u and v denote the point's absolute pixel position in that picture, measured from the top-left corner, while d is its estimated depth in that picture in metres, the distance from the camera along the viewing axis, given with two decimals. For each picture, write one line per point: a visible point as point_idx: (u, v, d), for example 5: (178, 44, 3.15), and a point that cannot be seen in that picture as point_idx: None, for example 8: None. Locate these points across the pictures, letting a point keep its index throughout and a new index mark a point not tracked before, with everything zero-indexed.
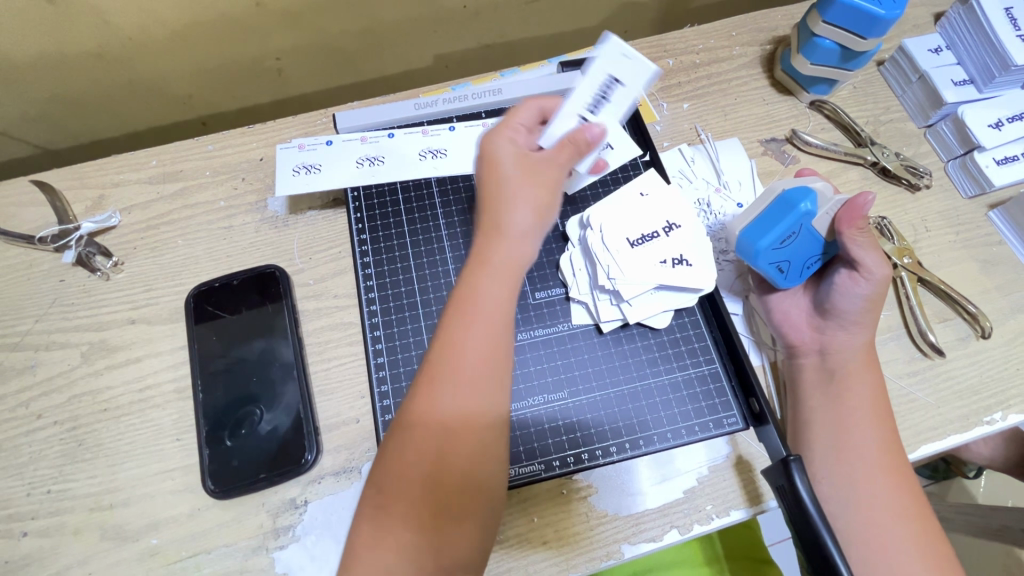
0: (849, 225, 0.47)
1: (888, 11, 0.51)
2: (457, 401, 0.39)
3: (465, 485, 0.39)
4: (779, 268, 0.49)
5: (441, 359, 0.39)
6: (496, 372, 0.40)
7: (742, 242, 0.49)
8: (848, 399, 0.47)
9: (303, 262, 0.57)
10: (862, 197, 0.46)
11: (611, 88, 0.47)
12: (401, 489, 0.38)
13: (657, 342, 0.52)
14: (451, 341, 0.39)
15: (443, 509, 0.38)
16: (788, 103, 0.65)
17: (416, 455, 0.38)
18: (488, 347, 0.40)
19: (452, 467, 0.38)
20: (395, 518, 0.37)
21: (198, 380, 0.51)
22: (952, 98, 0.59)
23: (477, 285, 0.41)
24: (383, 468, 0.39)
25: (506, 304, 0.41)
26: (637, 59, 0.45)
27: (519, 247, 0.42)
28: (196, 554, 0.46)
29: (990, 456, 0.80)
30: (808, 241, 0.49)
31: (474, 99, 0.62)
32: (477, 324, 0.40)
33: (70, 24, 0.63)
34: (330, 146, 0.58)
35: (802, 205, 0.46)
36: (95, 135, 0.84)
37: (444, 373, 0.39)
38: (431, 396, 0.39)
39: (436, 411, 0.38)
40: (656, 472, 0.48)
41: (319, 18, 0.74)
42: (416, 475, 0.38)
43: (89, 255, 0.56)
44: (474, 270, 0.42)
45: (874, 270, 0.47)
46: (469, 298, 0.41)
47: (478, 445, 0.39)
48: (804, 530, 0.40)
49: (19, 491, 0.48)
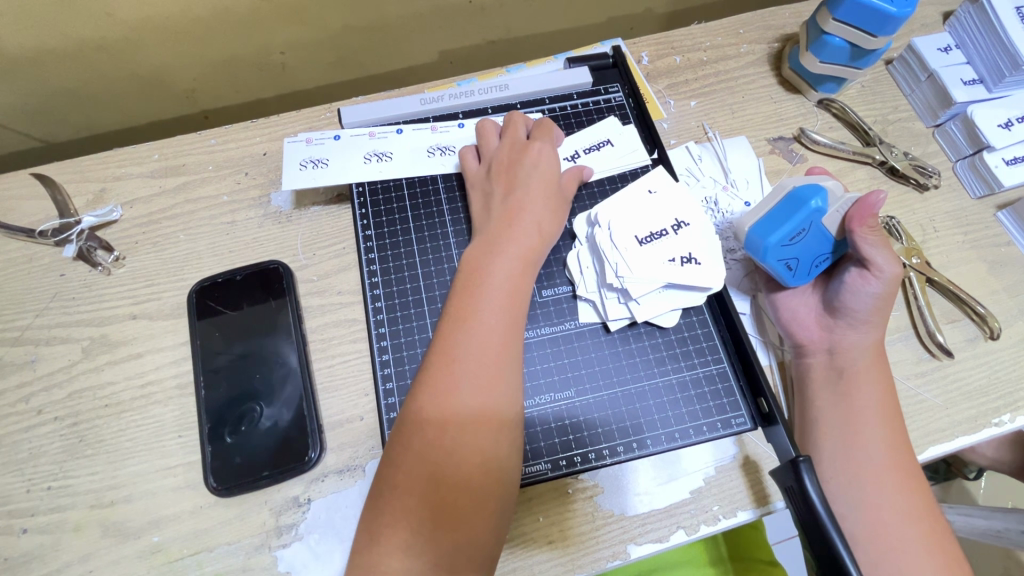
0: (860, 224, 0.45)
1: (899, 9, 0.51)
2: (472, 369, 0.41)
3: (479, 473, 0.39)
4: (787, 265, 0.49)
5: (453, 332, 0.43)
6: (509, 342, 0.43)
7: (751, 237, 0.48)
8: (857, 399, 0.47)
9: (307, 258, 0.56)
10: (873, 196, 0.44)
11: (603, 145, 0.58)
12: (416, 464, 0.39)
13: (665, 341, 0.51)
14: (463, 313, 0.44)
15: (457, 502, 0.38)
16: (796, 102, 0.64)
17: (431, 430, 0.40)
18: (501, 322, 0.44)
19: (466, 438, 0.40)
20: (410, 495, 0.38)
21: (200, 377, 0.50)
22: (962, 98, 0.59)
23: (488, 266, 0.46)
24: (399, 447, 0.40)
25: (516, 283, 0.46)
26: (631, 137, 0.58)
27: (529, 238, 0.49)
28: (198, 552, 0.46)
29: (993, 457, 0.79)
30: (817, 239, 0.48)
31: (480, 94, 0.61)
32: (489, 300, 0.44)
33: (72, 16, 0.62)
34: (338, 141, 0.57)
35: (812, 202, 0.46)
36: (97, 129, 0.83)
37: (456, 343, 0.42)
38: (448, 379, 0.41)
39: (449, 381, 0.41)
40: (663, 472, 0.48)
41: (324, 13, 0.73)
42: (431, 447, 0.39)
43: (91, 249, 0.56)
44: (488, 258, 0.47)
45: (884, 268, 0.46)
46: (480, 278, 0.46)
47: (495, 429, 0.40)
48: (813, 532, 0.39)
49: (20, 487, 0.48)
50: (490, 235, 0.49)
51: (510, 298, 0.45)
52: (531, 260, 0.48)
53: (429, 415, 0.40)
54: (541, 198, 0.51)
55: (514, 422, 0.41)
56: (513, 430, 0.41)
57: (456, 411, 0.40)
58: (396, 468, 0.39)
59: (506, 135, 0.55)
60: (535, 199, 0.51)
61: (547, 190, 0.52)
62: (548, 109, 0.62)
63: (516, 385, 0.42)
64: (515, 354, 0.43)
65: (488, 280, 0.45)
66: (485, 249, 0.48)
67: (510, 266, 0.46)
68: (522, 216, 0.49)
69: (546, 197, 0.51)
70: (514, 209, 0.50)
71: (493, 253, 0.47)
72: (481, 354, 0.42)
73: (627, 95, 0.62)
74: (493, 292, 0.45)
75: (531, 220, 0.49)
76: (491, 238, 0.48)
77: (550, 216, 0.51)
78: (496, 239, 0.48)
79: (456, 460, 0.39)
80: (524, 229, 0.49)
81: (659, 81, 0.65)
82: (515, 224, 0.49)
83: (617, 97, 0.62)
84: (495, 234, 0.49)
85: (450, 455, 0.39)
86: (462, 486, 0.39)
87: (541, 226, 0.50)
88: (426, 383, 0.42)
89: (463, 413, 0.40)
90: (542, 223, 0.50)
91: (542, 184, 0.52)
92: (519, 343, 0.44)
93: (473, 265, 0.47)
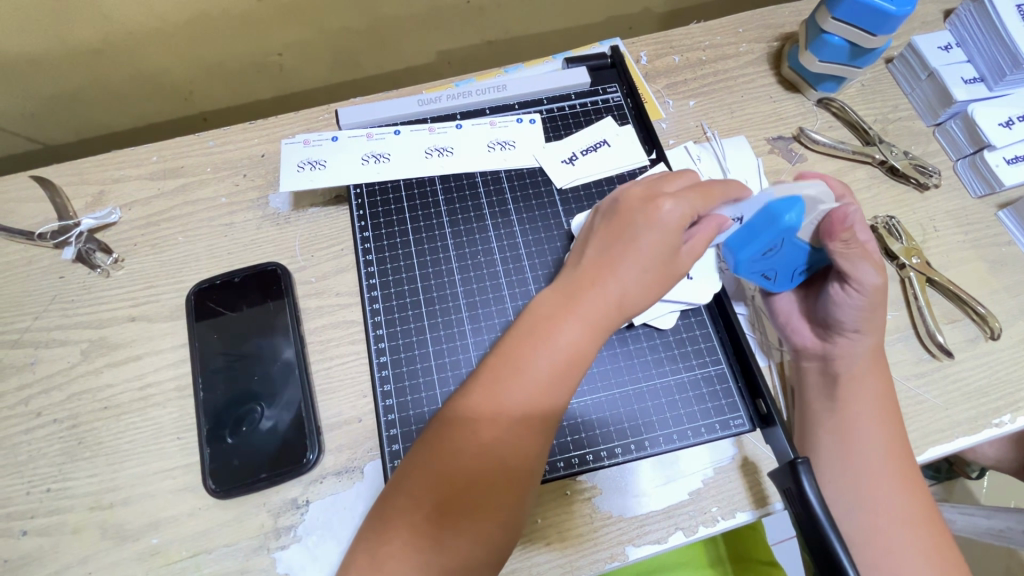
0: (831, 238, 0.45)
1: (898, 8, 0.50)
2: (509, 421, 0.38)
3: (478, 519, 0.37)
4: (765, 276, 0.50)
5: (503, 375, 0.39)
6: (552, 406, 0.39)
7: (726, 252, 0.49)
8: (856, 403, 0.46)
9: (305, 259, 0.56)
10: (843, 210, 0.44)
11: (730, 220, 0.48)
12: (424, 475, 0.38)
13: (663, 342, 0.51)
14: (516, 362, 0.39)
15: (445, 533, 0.37)
16: (795, 101, 0.64)
17: (446, 461, 0.38)
18: (550, 385, 0.39)
19: (478, 481, 0.38)
20: (409, 513, 0.37)
21: (199, 378, 0.50)
22: (962, 96, 0.58)
23: (559, 325, 0.40)
24: (415, 462, 0.39)
25: (580, 356, 0.40)
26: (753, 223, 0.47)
27: (609, 303, 0.41)
28: (197, 554, 0.46)
29: (996, 458, 0.78)
30: (792, 251, 0.47)
31: (477, 95, 0.61)
32: (547, 361, 0.39)
33: (70, 16, 0.62)
34: (335, 142, 0.57)
35: (784, 219, 0.43)
36: (97, 131, 0.83)
37: (501, 390, 0.39)
38: (484, 422, 0.38)
39: (486, 416, 0.38)
40: (663, 473, 0.48)
41: (323, 13, 0.73)
42: (438, 466, 0.38)
43: (89, 251, 0.56)
44: (557, 313, 0.41)
45: (866, 281, 0.46)
46: (546, 332, 0.40)
47: (510, 489, 0.38)
48: (812, 535, 0.39)
49: (19, 489, 0.48)
50: (569, 287, 0.42)
51: (567, 367, 0.40)
52: (603, 332, 0.41)
53: (459, 446, 0.38)
54: (648, 260, 0.42)
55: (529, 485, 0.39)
56: (529, 493, 0.39)
57: (479, 454, 0.38)
58: (407, 480, 0.38)
59: (652, 182, 0.46)
60: (634, 257, 0.42)
61: (664, 260, 0.42)
62: (545, 110, 0.62)
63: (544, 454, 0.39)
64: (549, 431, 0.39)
65: (551, 339, 0.40)
66: (559, 299, 0.41)
67: (579, 332, 0.40)
68: (612, 280, 0.41)
69: (653, 265, 0.42)
70: (604, 260, 0.42)
71: (565, 309, 0.41)
72: (520, 408, 0.38)
73: (625, 95, 0.62)
74: (553, 357, 0.39)
75: (619, 281, 0.41)
76: (568, 290, 0.42)
77: (645, 291, 0.42)
78: (573, 291, 0.41)
79: (459, 493, 0.37)
80: (607, 292, 0.41)
81: (658, 81, 0.65)
82: (599, 282, 0.41)
83: (615, 97, 0.62)
84: (574, 286, 0.42)
85: (454, 479, 0.37)
86: (455, 521, 0.37)
87: (628, 291, 0.41)
88: (464, 413, 0.39)
89: (484, 454, 0.38)
90: (631, 288, 0.41)
91: (662, 247, 0.42)
92: (562, 413, 0.40)
93: (543, 316, 0.41)
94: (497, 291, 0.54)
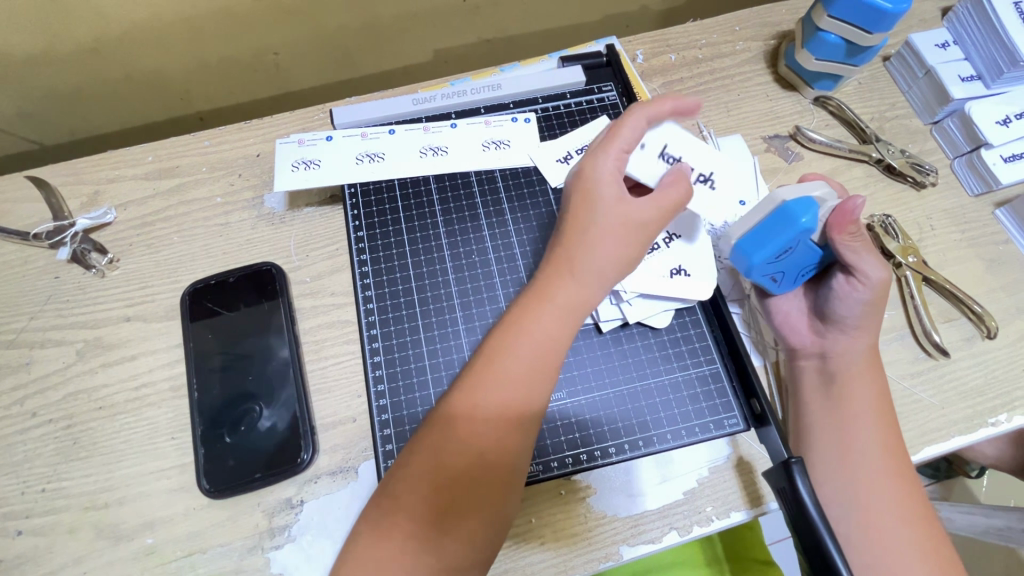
0: (840, 230, 0.45)
1: (893, 6, 0.50)
2: (489, 413, 0.39)
3: (469, 510, 0.37)
4: (772, 278, 0.49)
5: (481, 369, 0.40)
6: (535, 393, 0.40)
7: (738, 255, 0.47)
8: (850, 402, 0.46)
9: (300, 260, 0.56)
10: (851, 201, 0.44)
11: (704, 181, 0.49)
12: (413, 476, 0.38)
13: (657, 342, 0.51)
14: (494, 356, 0.40)
15: (439, 529, 0.37)
16: (792, 99, 0.64)
17: (432, 456, 0.38)
18: (528, 372, 0.40)
19: (464, 476, 0.38)
20: (402, 515, 0.37)
21: (194, 378, 0.50)
22: (960, 94, 0.58)
23: (532, 316, 0.41)
24: (403, 461, 0.39)
25: (555, 341, 0.41)
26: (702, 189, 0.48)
27: (582, 290, 0.42)
28: (192, 554, 0.46)
29: (997, 456, 0.77)
30: (803, 253, 0.47)
31: (472, 95, 0.61)
32: (522, 350, 0.40)
33: (64, 16, 0.62)
34: (330, 142, 0.57)
35: (802, 220, 0.43)
36: (93, 130, 0.83)
37: (480, 385, 0.39)
38: (465, 415, 0.39)
39: (466, 411, 0.39)
40: (657, 472, 0.48)
41: (318, 13, 0.73)
42: (425, 465, 0.38)
43: (84, 251, 0.56)
44: (530, 304, 0.41)
45: (869, 274, 0.46)
46: (521, 325, 0.41)
47: (499, 479, 0.38)
48: (806, 535, 0.39)
49: (15, 489, 0.48)
50: (541, 279, 0.43)
51: (542, 353, 0.40)
52: (577, 317, 0.42)
53: (445, 442, 0.38)
54: (612, 238, 0.42)
55: (518, 474, 0.39)
56: (518, 482, 0.39)
57: (461, 447, 0.38)
58: (395, 483, 0.38)
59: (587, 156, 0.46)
60: (598, 239, 0.42)
61: (626, 229, 0.42)
62: (540, 109, 0.62)
63: (529, 440, 0.40)
64: (532, 419, 0.40)
65: (526, 330, 0.40)
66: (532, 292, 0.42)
67: (552, 319, 0.41)
68: (582, 264, 0.42)
69: (619, 236, 0.42)
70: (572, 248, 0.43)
71: (536, 300, 0.42)
72: (500, 399, 0.39)
73: (620, 94, 0.62)
74: (530, 346, 0.40)
75: (591, 269, 0.42)
76: (541, 283, 0.42)
77: (615, 267, 0.42)
78: (545, 284, 0.42)
79: (449, 489, 0.37)
80: (576, 277, 0.42)
81: (654, 79, 0.64)
82: (568, 270, 0.42)
83: (610, 96, 0.62)
84: (545, 280, 0.42)
85: (443, 475, 0.37)
86: (446, 516, 0.37)
87: (599, 275, 0.42)
88: (445, 409, 0.39)
89: (469, 451, 0.38)
90: (603, 270, 0.42)
91: (619, 218, 0.42)
92: (542, 402, 0.41)
93: (518, 310, 0.42)
94: (491, 290, 0.54)
